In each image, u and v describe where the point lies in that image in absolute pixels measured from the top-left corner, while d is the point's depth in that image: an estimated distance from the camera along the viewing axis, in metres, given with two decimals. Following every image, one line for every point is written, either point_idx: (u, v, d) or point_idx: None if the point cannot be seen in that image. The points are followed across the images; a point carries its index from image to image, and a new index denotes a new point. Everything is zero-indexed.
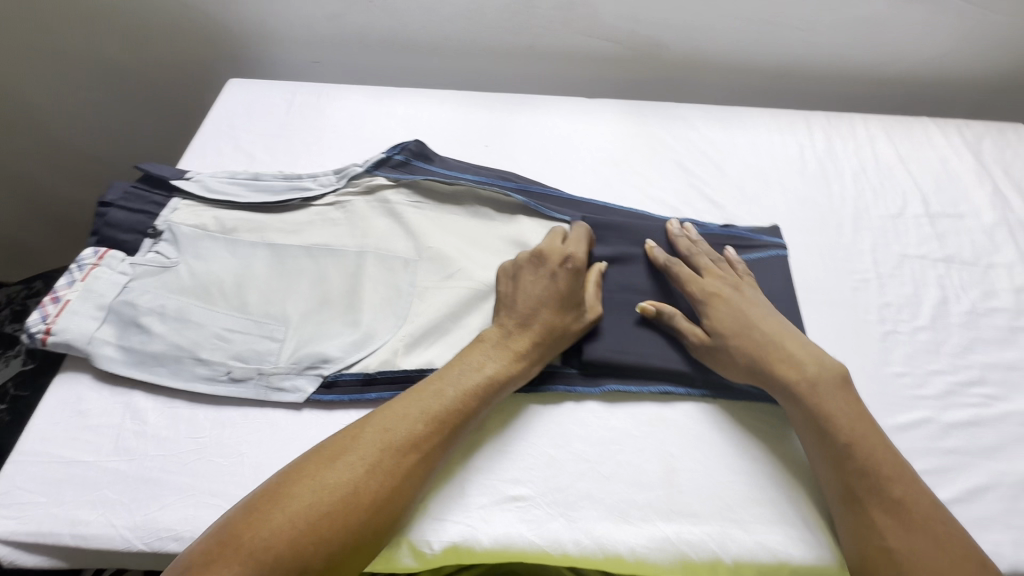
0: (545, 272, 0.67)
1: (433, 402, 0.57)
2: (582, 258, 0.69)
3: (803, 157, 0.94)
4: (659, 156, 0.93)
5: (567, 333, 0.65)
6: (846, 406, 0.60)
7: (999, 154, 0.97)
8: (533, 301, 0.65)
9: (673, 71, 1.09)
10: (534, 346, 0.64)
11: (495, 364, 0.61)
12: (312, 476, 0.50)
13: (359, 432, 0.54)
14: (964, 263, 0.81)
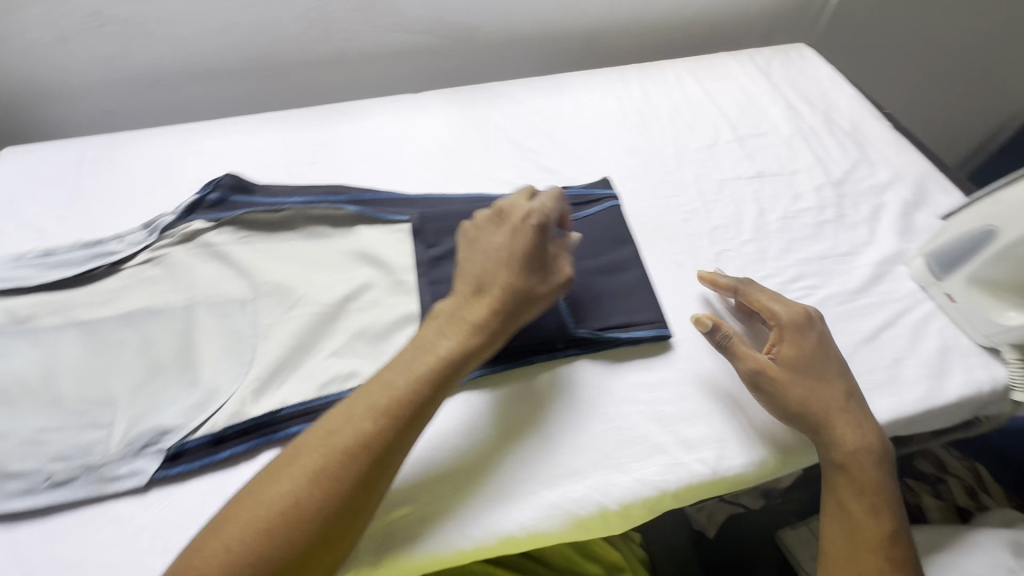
0: (504, 230, 0.63)
1: (383, 395, 0.53)
2: (550, 214, 0.64)
3: (623, 109, 0.99)
4: (490, 135, 0.94)
5: (528, 296, 0.61)
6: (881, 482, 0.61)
7: (787, 73, 1.08)
8: (495, 259, 0.62)
9: (491, 51, 1.10)
10: (489, 319, 0.59)
11: (447, 346, 0.57)
12: (258, 494, 0.47)
13: (314, 435, 0.51)
14: (772, 175, 0.90)
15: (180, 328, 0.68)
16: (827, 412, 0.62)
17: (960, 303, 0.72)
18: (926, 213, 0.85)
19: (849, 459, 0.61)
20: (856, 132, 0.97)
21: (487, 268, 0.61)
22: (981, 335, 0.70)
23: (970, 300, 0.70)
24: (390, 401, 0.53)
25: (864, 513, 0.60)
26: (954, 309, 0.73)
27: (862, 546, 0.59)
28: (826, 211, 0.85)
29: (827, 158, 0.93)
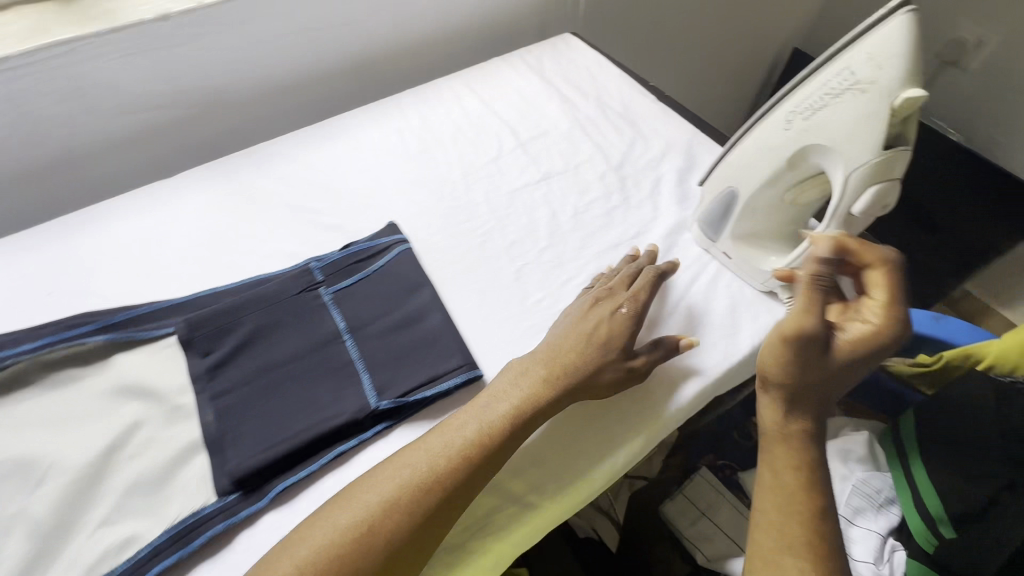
0: (584, 298, 0.72)
1: (466, 431, 0.59)
2: (644, 297, 0.71)
3: (404, 140, 0.96)
4: (263, 205, 0.86)
5: (593, 377, 0.65)
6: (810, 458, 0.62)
7: (557, 65, 1.11)
8: (579, 336, 0.67)
9: (253, 108, 1.02)
10: (539, 382, 0.63)
11: (522, 397, 0.62)
12: (408, 460, 0.57)
13: (389, 466, 0.57)
14: (558, 174, 0.91)
15: None
16: (799, 388, 0.63)
17: (736, 263, 0.76)
18: (699, 175, 0.91)
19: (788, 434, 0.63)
20: (627, 110, 1.01)
21: (571, 345, 0.66)
22: (760, 285, 0.76)
23: (742, 258, 0.76)
24: (480, 439, 0.59)
25: (797, 487, 0.61)
26: (732, 267, 0.78)
27: (789, 525, 0.59)
28: (612, 197, 0.88)
29: (605, 143, 0.96)
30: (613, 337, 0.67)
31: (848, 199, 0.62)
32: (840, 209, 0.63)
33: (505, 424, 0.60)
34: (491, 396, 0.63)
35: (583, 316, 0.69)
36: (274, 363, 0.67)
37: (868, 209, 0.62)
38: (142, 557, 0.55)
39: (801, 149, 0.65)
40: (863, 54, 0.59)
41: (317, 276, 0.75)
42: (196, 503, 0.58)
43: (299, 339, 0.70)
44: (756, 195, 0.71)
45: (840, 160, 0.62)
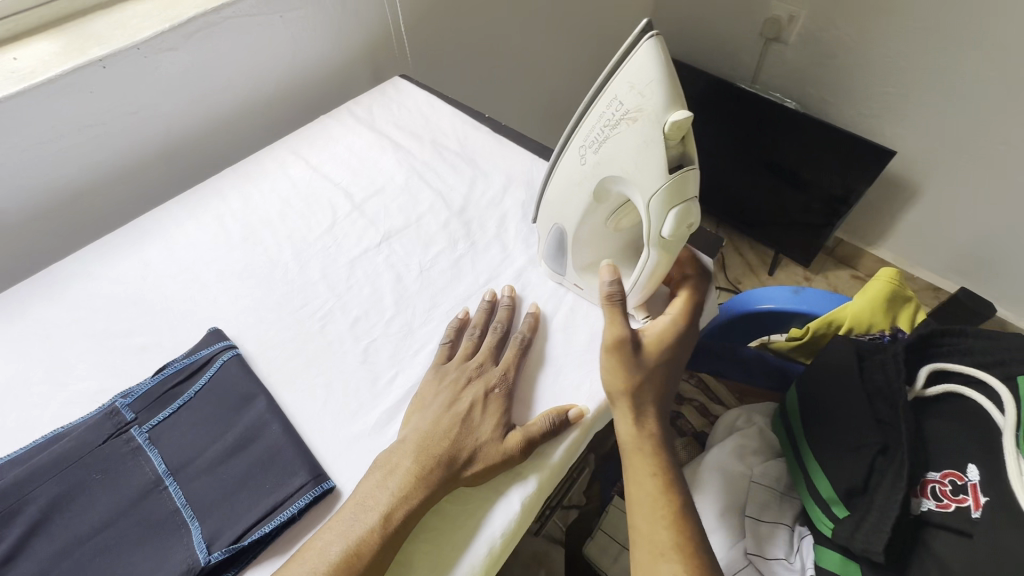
0: (455, 374, 0.67)
1: (343, 533, 0.55)
2: (513, 367, 0.68)
3: (224, 228, 0.86)
4: (57, 339, 0.74)
5: (468, 466, 0.60)
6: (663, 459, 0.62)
7: (386, 113, 1.06)
8: (451, 422, 0.62)
9: (39, 225, 0.88)
10: (411, 481, 0.57)
11: (392, 498, 0.56)
12: None
13: None
14: (399, 230, 0.86)
15: None
16: (637, 395, 0.64)
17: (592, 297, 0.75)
18: None
19: (641, 441, 0.63)
20: (464, 148, 0.98)
21: (444, 432, 0.61)
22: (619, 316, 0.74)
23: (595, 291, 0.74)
24: (360, 550, 0.54)
25: (658, 493, 0.60)
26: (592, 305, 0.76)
27: (658, 537, 0.58)
28: (457, 245, 0.83)
29: (445, 188, 0.91)
30: (486, 420, 0.63)
31: (654, 229, 0.62)
32: (650, 239, 0.63)
33: (376, 537, 0.54)
34: (366, 492, 0.58)
35: (455, 399, 0.64)
36: (76, 541, 0.56)
37: (674, 237, 0.62)
38: None
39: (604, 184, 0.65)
40: (625, 85, 0.59)
41: (127, 415, 0.64)
42: None
43: (109, 499, 0.59)
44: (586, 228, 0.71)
45: (634, 191, 0.62)
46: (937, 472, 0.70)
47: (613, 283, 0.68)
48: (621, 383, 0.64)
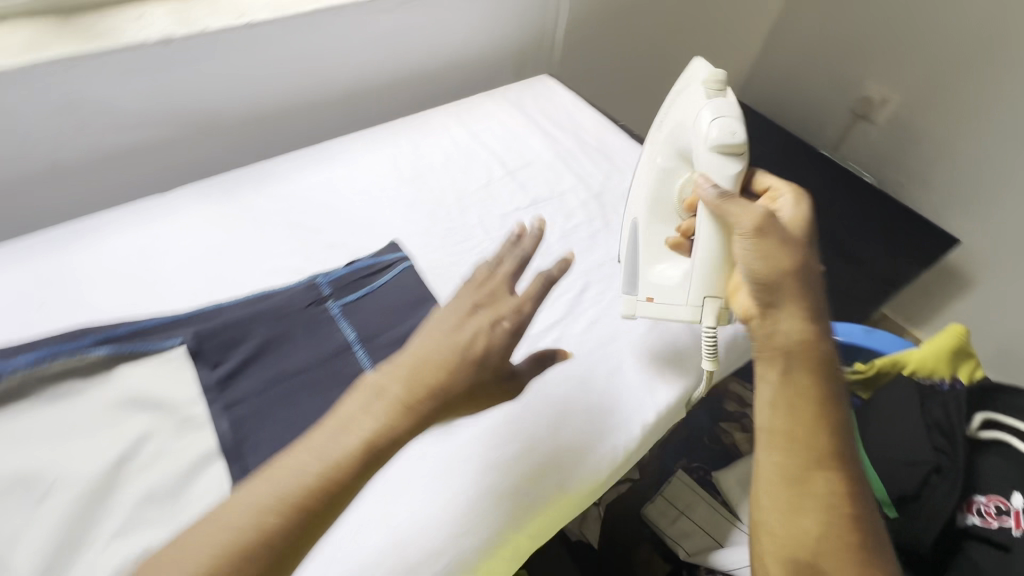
0: (469, 295, 0.63)
1: (319, 459, 0.49)
2: (529, 305, 0.64)
3: (398, 165, 1.01)
4: (261, 223, 0.88)
5: (478, 388, 0.58)
6: (821, 373, 0.62)
7: (536, 103, 1.21)
8: (451, 349, 0.57)
9: (242, 131, 1.03)
10: (398, 410, 0.52)
11: (379, 426, 0.51)
12: (287, 468, 0.49)
13: (267, 475, 0.49)
14: (544, 199, 0.99)
15: None
16: (795, 289, 0.63)
17: (654, 291, 0.80)
18: None
19: (800, 345, 0.62)
20: (601, 145, 1.12)
21: (441, 363, 0.55)
22: (688, 293, 0.77)
23: (660, 282, 0.80)
24: (337, 472, 0.49)
25: (820, 399, 0.61)
26: (658, 300, 0.80)
27: (818, 441, 0.60)
28: (594, 222, 0.97)
29: (585, 174, 1.05)
30: (493, 353, 0.58)
31: (700, 144, 0.76)
32: (698, 156, 0.76)
33: (356, 459, 0.50)
34: (349, 410, 0.53)
35: (461, 324, 0.59)
36: (285, 376, 0.70)
37: (720, 145, 0.74)
38: None
39: (666, 143, 0.83)
40: (688, 79, 0.85)
41: (324, 291, 0.78)
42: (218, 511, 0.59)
43: (312, 350, 0.72)
44: (652, 206, 0.84)
45: (689, 132, 0.79)
46: (983, 495, 0.79)
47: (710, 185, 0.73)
48: (775, 272, 0.64)
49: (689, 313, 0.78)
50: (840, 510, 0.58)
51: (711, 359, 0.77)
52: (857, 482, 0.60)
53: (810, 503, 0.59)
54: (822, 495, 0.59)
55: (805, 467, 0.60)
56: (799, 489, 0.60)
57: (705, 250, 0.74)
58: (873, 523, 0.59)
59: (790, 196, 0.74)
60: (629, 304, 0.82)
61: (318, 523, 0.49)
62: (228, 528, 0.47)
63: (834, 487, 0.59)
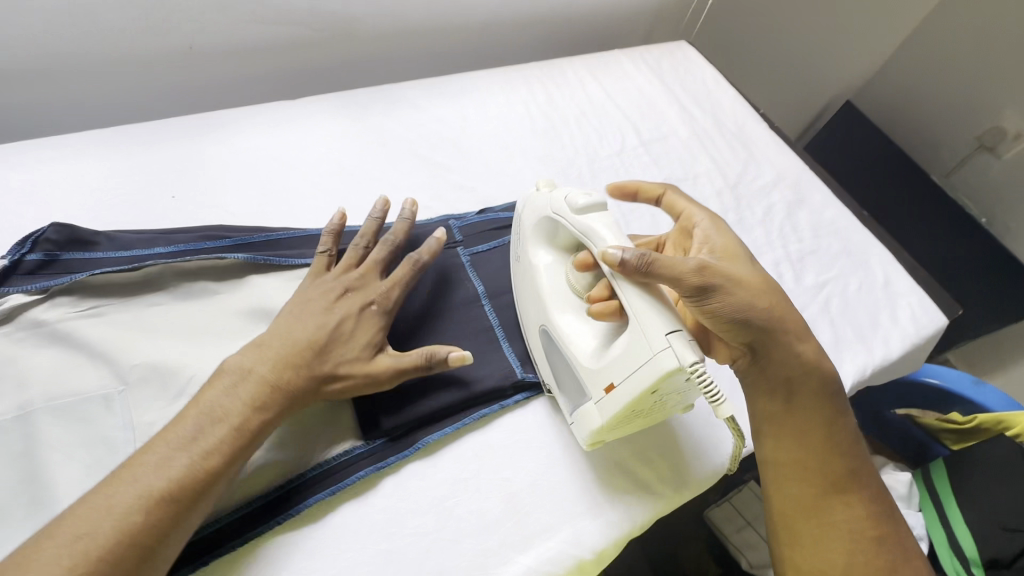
0: (332, 282, 0.59)
1: (206, 425, 0.48)
2: (390, 299, 0.60)
3: (530, 114, 0.95)
4: (391, 150, 0.83)
5: (311, 376, 0.53)
6: (824, 407, 0.61)
7: (675, 73, 1.11)
8: (317, 328, 0.55)
9: (375, 47, 0.97)
10: (273, 372, 0.51)
11: (243, 407, 0.49)
12: (195, 417, 0.48)
13: (173, 428, 0.48)
14: (677, 180, 0.93)
15: (16, 450, 0.51)
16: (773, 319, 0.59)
17: (608, 375, 0.57)
18: (807, 211, 0.94)
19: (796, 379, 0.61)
20: (740, 132, 1.04)
21: (312, 337, 0.54)
22: (636, 374, 0.54)
23: (596, 369, 0.58)
24: (209, 458, 0.46)
25: (829, 435, 0.61)
26: (618, 384, 0.56)
27: (830, 474, 0.60)
28: (728, 214, 0.91)
29: (721, 160, 0.98)
30: (360, 333, 0.57)
31: (569, 214, 0.62)
32: (573, 229, 0.62)
33: (229, 443, 0.48)
34: (211, 399, 0.49)
35: (330, 306, 0.57)
36: (411, 312, 0.66)
37: (589, 211, 0.62)
38: (291, 488, 0.54)
39: (532, 235, 0.68)
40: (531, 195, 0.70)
41: (456, 236, 0.74)
42: (345, 442, 0.57)
43: (443, 294, 0.69)
44: (559, 304, 0.64)
45: (554, 208, 0.64)
46: None
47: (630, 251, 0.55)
48: (745, 295, 0.57)
49: (661, 363, 0.51)
50: (864, 541, 0.58)
51: (727, 402, 0.50)
52: (879, 507, 0.60)
53: (835, 537, 0.58)
54: (843, 529, 0.59)
55: (823, 499, 0.60)
56: (819, 523, 0.59)
57: (640, 314, 0.54)
58: (904, 549, 0.59)
59: (706, 218, 0.65)
60: (587, 408, 0.59)
61: (200, 497, 0.46)
62: (126, 498, 0.43)
63: (854, 517, 0.59)
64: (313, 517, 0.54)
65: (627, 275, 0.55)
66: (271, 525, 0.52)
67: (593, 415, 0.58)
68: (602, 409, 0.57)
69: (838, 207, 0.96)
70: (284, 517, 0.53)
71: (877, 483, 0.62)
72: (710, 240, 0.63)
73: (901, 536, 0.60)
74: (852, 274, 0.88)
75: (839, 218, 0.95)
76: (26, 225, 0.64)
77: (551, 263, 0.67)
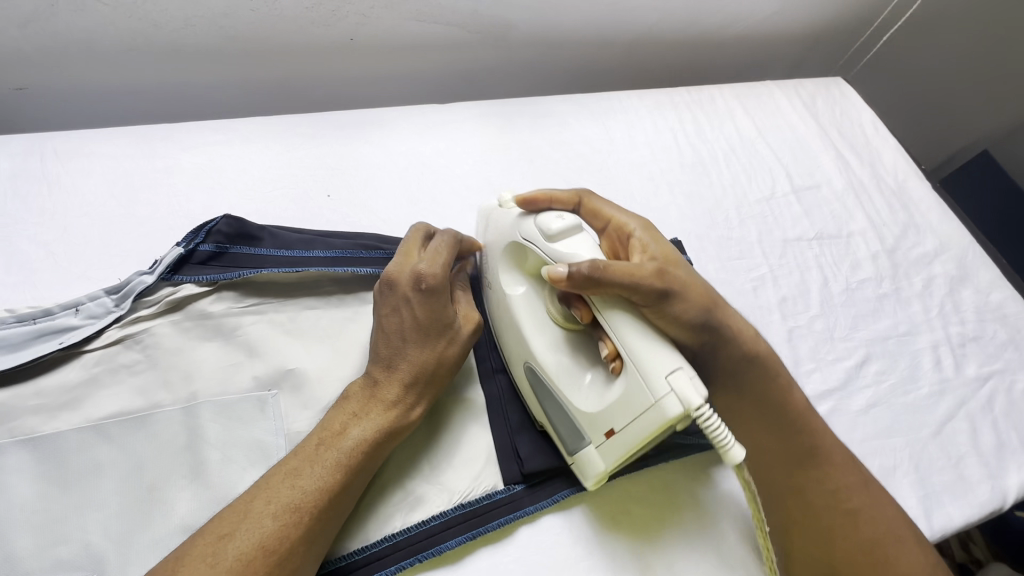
0: (379, 300, 0.56)
1: (326, 449, 0.49)
2: (439, 274, 0.56)
3: (677, 145, 0.89)
4: (538, 169, 0.80)
5: (425, 369, 0.54)
6: (772, 398, 0.58)
7: (831, 113, 1.02)
8: (395, 333, 0.54)
9: (524, 53, 0.93)
10: (386, 390, 0.53)
11: (366, 428, 0.50)
12: (306, 447, 0.49)
13: (285, 463, 0.48)
14: (830, 237, 0.86)
15: (181, 443, 0.52)
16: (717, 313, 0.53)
17: (606, 419, 0.49)
18: (971, 289, 0.86)
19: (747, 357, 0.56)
20: (899, 189, 0.95)
21: (394, 340, 0.54)
22: (640, 420, 0.46)
23: (595, 415, 0.50)
24: (334, 476, 0.48)
25: (791, 421, 0.57)
26: (620, 430, 0.48)
27: (790, 458, 0.57)
28: (883, 282, 0.83)
29: (878, 220, 0.90)
30: (429, 318, 0.54)
31: (544, 242, 0.53)
32: (549, 260, 0.53)
33: (345, 465, 0.48)
34: (330, 419, 0.51)
35: (387, 315, 0.55)
36: None
37: (566, 237, 0.53)
38: (434, 526, 0.52)
39: (499, 259, 0.60)
40: (483, 217, 0.65)
41: None
42: (486, 484, 0.56)
43: None
44: (541, 334, 0.56)
45: (522, 232, 0.56)
46: None
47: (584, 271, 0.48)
48: (699, 292, 0.52)
49: (665, 412, 0.44)
50: (841, 517, 0.54)
51: (735, 445, 0.44)
52: (846, 463, 0.57)
53: (817, 517, 0.55)
54: (818, 508, 0.55)
55: (790, 483, 0.56)
56: (796, 511, 0.56)
57: (639, 355, 0.46)
58: (891, 518, 0.55)
59: (640, 224, 0.58)
60: (585, 454, 0.52)
61: (331, 512, 0.47)
62: (230, 555, 0.42)
63: (829, 495, 0.55)
64: (451, 556, 0.53)
65: (582, 288, 0.48)
66: (412, 561, 0.51)
67: (596, 462, 0.51)
68: (605, 456, 0.50)
69: (1006, 289, 0.87)
70: (427, 554, 0.51)
71: (845, 454, 0.58)
72: (647, 246, 0.55)
73: (878, 495, 0.56)
74: (1019, 370, 0.79)
75: (1007, 302, 0.85)
76: (196, 208, 0.65)
77: (526, 294, 0.58)
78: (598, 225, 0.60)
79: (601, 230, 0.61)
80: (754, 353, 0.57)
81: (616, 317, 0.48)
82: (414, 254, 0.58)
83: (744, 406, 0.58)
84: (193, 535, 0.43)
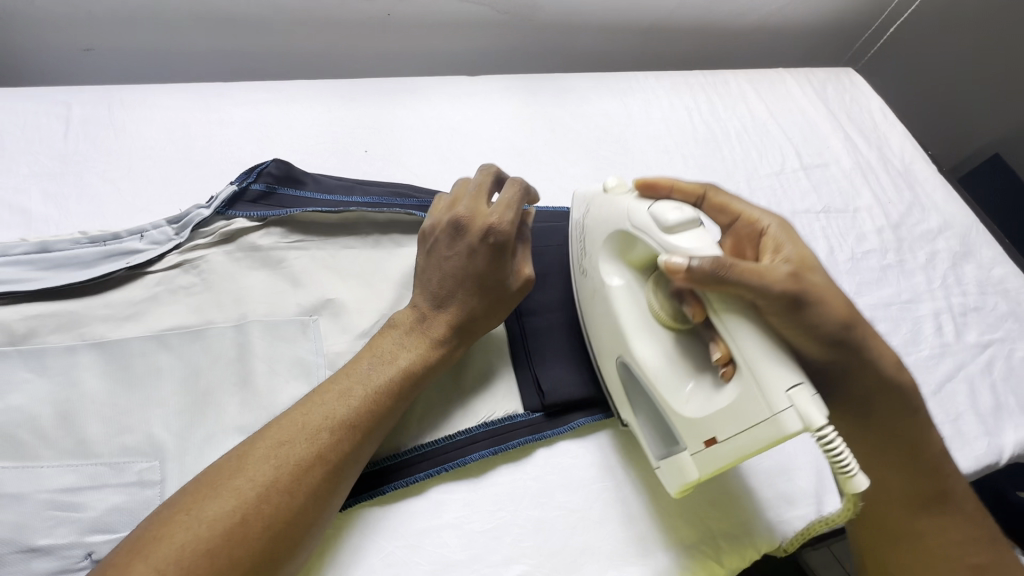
0: (443, 240, 0.57)
1: (375, 375, 0.52)
2: (509, 229, 0.56)
3: (692, 123, 0.94)
4: (559, 137, 0.85)
5: (472, 319, 0.57)
6: (892, 416, 0.54)
7: (840, 100, 1.07)
8: (452, 277, 0.56)
9: (549, 33, 0.98)
10: (433, 331, 0.56)
11: (413, 361, 0.54)
12: (354, 373, 0.52)
13: (334, 384, 0.51)
14: (837, 211, 0.90)
15: (232, 356, 0.56)
16: (857, 325, 0.50)
17: (710, 427, 0.48)
18: (973, 265, 0.89)
19: (879, 374, 0.52)
20: (905, 171, 0.99)
21: (451, 283, 0.56)
22: (750, 434, 0.45)
23: (698, 424, 0.49)
24: (379, 398, 0.51)
25: (906, 442, 0.54)
26: (721, 441, 0.47)
27: (914, 494, 0.54)
28: (887, 254, 0.87)
29: (883, 198, 0.94)
30: (489, 272, 0.56)
31: (658, 233, 0.51)
32: (661, 252, 0.51)
33: (390, 391, 0.52)
34: (382, 347, 0.54)
35: (447, 257, 0.57)
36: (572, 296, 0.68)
37: (682, 230, 0.50)
38: (459, 441, 0.57)
39: (600, 249, 0.59)
40: (588, 201, 0.63)
41: None
42: (507, 409, 0.60)
43: None
44: (641, 333, 0.55)
45: (633, 221, 0.54)
46: None
47: (699, 270, 0.45)
48: (844, 308, 0.49)
49: (782, 427, 0.42)
50: (957, 559, 0.53)
51: (859, 472, 0.43)
52: (965, 497, 0.55)
53: (929, 557, 0.53)
54: (932, 547, 0.53)
55: (895, 517, 0.55)
56: (908, 547, 0.54)
57: (756, 364, 0.44)
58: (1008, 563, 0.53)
59: (776, 221, 0.54)
60: (680, 459, 0.51)
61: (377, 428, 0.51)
62: (289, 457, 0.45)
63: (945, 538, 0.53)
64: (474, 470, 0.58)
65: (701, 285, 0.46)
66: (438, 470, 0.55)
67: (691, 468, 0.50)
68: (702, 463, 0.49)
69: (1008, 266, 0.90)
70: (452, 464, 0.56)
71: (962, 484, 0.55)
72: (782, 246, 0.52)
73: (987, 531, 0.54)
74: (1019, 340, 0.82)
75: (1008, 277, 0.89)
76: (246, 156, 0.71)
77: (624, 286, 0.57)
78: (723, 220, 0.57)
79: (725, 224, 0.58)
80: (889, 374, 0.52)
81: (738, 325, 0.45)
82: (483, 201, 0.58)
83: (872, 430, 0.55)
84: (252, 435, 0.48)
